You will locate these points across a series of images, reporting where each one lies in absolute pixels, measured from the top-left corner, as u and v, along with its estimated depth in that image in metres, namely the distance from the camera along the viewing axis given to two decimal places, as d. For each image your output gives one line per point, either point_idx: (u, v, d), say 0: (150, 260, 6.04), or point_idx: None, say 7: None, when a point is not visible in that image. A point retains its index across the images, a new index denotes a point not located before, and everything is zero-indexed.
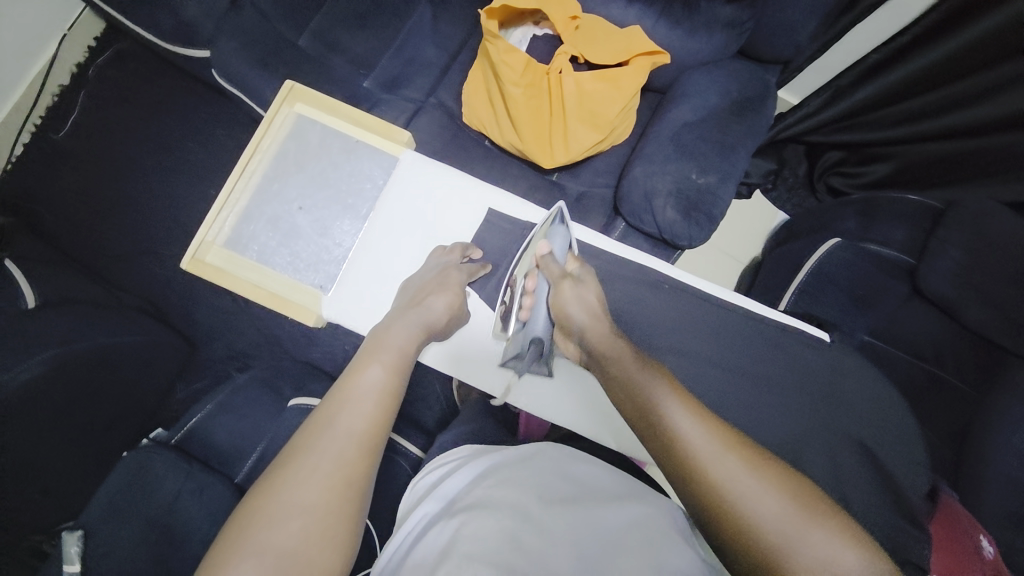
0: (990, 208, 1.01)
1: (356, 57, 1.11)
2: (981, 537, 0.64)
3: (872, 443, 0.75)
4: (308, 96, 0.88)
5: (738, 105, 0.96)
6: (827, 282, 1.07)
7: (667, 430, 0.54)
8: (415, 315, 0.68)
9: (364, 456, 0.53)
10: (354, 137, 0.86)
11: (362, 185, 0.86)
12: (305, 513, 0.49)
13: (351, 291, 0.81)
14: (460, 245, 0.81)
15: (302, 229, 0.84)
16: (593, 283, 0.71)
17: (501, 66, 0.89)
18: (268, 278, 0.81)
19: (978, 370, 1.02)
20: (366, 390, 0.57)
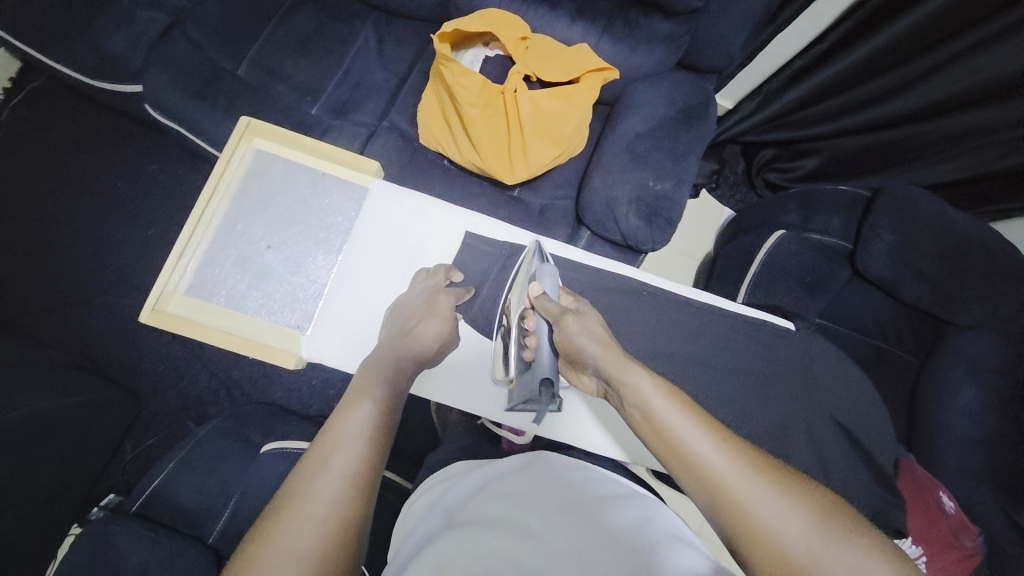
0: (912, 193, 1.10)
1: (299, 83, 1.08)
2: (942, 493, 0.93)
3: (839, 420, 0.81)
4: (266, 130, 0.85)
5: (684, 113, 1.02)
6: (779, 271, 1.13)
7: (686, 451, 0.53)
8: (406, 345, 0.68)
9: (360, 496, 0.50)
10: (321, 169, 0.84)
11: (333, 218, 0.83)
12: (302, 562, 0.45)
13: (331, 329, 0.78)
14: (444, 268, 0.80)
15: (273, 268, 0.80)
16: (593, 314, 0.69)
17: (457, 89, 0.90)
18: (240, 323, 0.77)
19: (917, 340, 1.17)
20: (359, 427, 0.55)
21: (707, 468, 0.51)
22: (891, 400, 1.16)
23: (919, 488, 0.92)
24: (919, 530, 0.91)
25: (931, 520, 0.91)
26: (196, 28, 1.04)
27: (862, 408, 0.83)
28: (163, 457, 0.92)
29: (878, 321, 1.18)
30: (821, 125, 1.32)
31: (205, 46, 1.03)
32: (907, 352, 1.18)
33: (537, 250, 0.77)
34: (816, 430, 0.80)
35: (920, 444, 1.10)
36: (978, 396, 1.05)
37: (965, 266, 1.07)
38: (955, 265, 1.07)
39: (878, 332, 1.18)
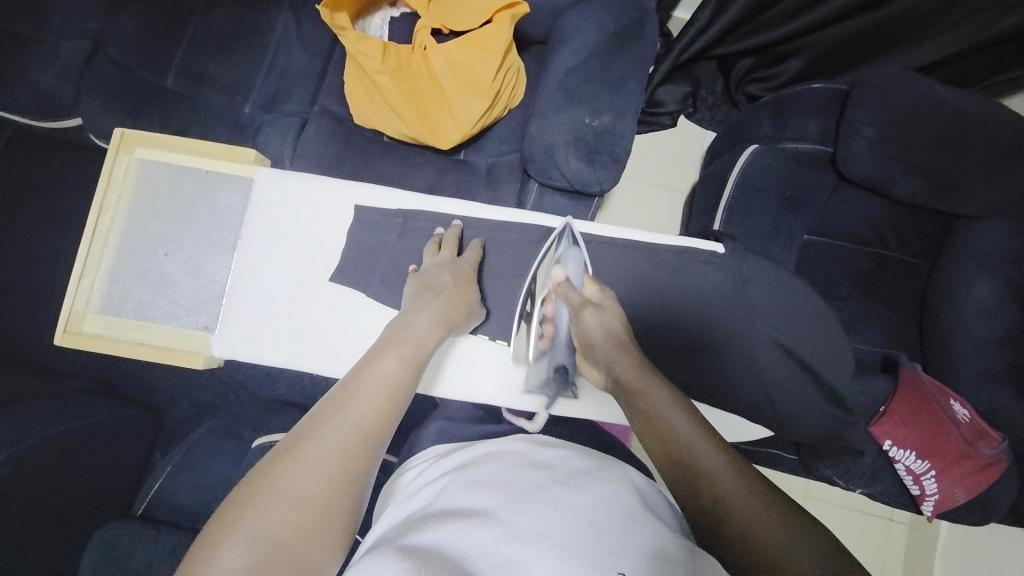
0: (893, 75, 0.98)
1: (228, 84, 1.07)
2: (952, 402, 0.84)
3: (795, 344, 0.77)
4: (145, 138, 0.85)
5: (617, 36, 0.93)
6: (756, 190, 1.04)
7: (696, 472, 0.53)
8: (437, 306, 0.67)
9: (368, 446, 0.51)
10: (202, 168, 0.83)
11: (223, 214, 0.83)
12: (302, 503, 0.46)
13: (235, 324, 0.78)
14: (453, 233, 0.78)
15: (173, 273, 0.81)
16: (615, 308, 0.67)
17: (359, 57, 0.86)
18: (151, 332, 0.80)
19: (920, 241, 1.07)
20: (380, 379, 0.55)
21: (713, 483, 0.52)
22: (898, 310, 1.07)
23: (921, 400, 0.86)
24: (921, 444, 0.86)
25: (933, 432, 0.85)
26: (117, 46, 1.04)
27: (826, 324, 0.78)
28: (158, 467, 1.01)
29: (875, 227, 1.07)
30: (795, 20, 1.20)
31: (127, 63, 1.03)
32: (913, 257, 1.08)
33: (565, 232, 0.78)
34: (780, 355, 0.76)
35: (932, 352, 1.01)
36: (991, 292, 0.95)
37: (962, 149, 0.95)
38: (950, 150, 0.95)
39: (876, 240, 1.08)
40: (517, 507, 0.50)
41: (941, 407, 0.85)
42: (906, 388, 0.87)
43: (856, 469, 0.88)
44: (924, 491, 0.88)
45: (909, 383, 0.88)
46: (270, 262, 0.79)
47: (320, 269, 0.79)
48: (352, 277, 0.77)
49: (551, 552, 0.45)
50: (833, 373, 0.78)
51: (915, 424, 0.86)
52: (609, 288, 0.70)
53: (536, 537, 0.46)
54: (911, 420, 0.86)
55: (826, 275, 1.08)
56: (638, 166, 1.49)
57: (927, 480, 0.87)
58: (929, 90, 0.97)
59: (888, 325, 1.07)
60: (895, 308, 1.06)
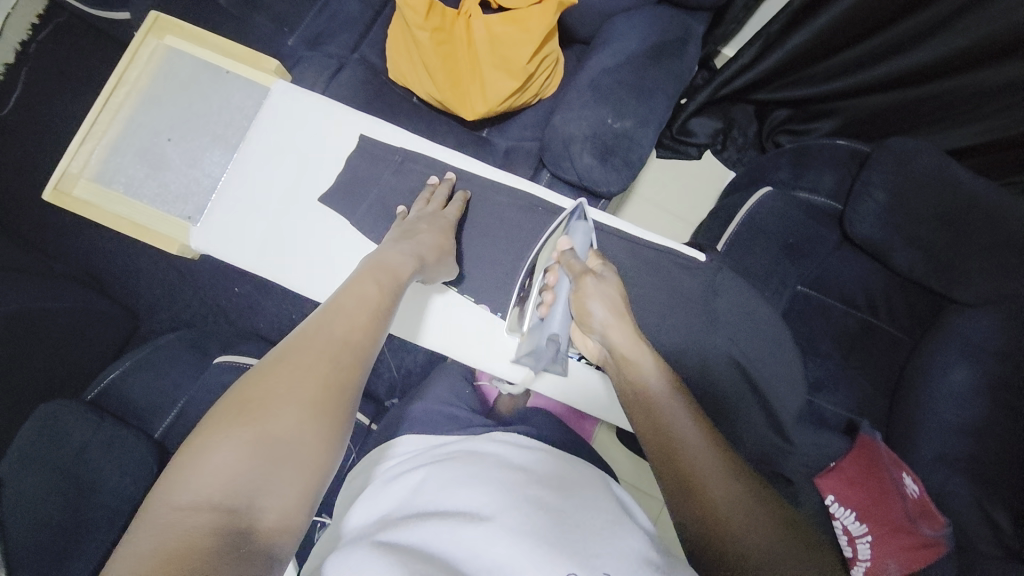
0: (914, 147, 1.00)
1: (278, 15, 1.10)
2: (902, 474, 0.84)
3: (754, 369, 0.77)
4: (177, 28, 0.87)
5: (657, 49, 0.95)
6: (759, 231, 1.06)
7: (681, 448, 0.54)
8: (411, 244, 0.69)
9: (356, 359, 0.51)
10: (224, 67, 0.85)
11: (232, 116, 0.84)
12: (296, 408, 0.45)
13: (218, 221, 0.79)
14: (448, 181, 0.80)
15: (170, 159, 0.83)
16: (615, 280, 0.67)
17: (405, 10, 0.88)
18: (135, 209, 0.81)
19: (910, 317, 1.08)
20: (362, 304, 0.57)
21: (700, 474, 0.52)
22: (875, 380, 1.07)
23: (871, 466, 0.87)
24: (862, 507, 0.86)
25: (878, 499, 0.85)
26: None
27: (789, 362, 0.79)
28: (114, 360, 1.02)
29: (867, 293, 1.08)
30: (836, 80, 1.21)
31: None
32: (900, 331, 1.08)
33: (577, 211, 0.77)
34: (743, 385, 0.77)
35: (898, 426, 1.01)
36: (966, 378, 0.94)
37: (966, 233, 0.97)
38: (954, 232, 0.97)
39: (868, 305, 1.08)
40: (504, 505, 0.52)
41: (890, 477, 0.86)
42: (859, 452, 0.89)
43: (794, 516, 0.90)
44: (857, 554, 0.87)
45: (864, 448, 0.89)
46: (266, 173, 0.80)
47: (311, 188, 0.80)
48: (343, 212, 0.79)
49: (540, 543, 0.47)
50: (791, 417, 0.78)
51: (862, 486, 0.86)
52: (610, 264, 0.71)
53: (521, 530, 0.49)
54: (858, 481, 0.86)
55: (810, 329, 1.08)
56: (656, 190, 1.51)
57: (862, 544, 0.86)
58: (948, 169, 0.98)
59: (863, 392, 1.06)
60: (872, 378, 1.06)
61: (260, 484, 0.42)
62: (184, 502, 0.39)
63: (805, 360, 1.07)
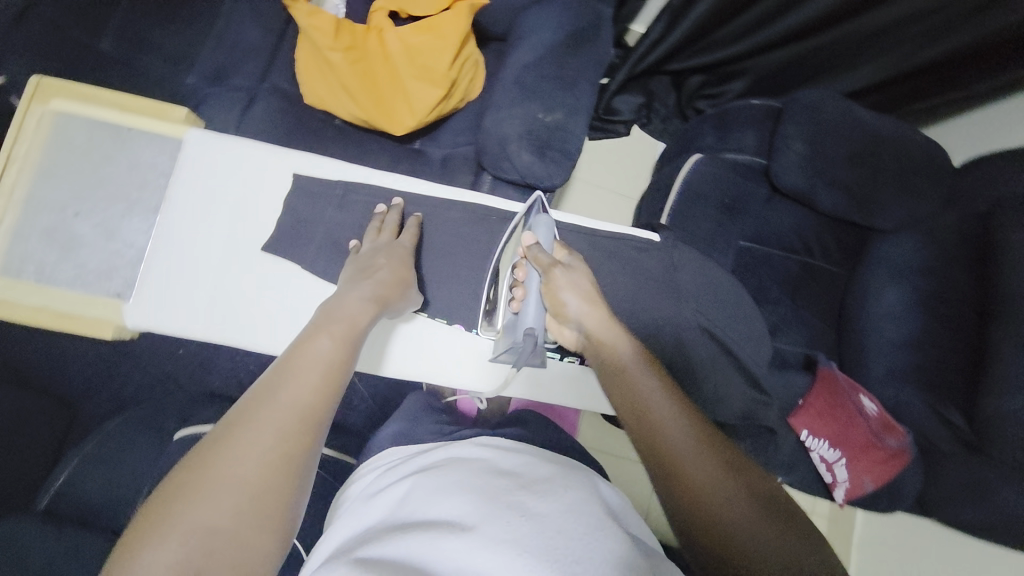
0: (819, 97, 1.07)
1: (170, 53, 1.01)
2: (862, 397, 0.91)
3: (721, 333, 0.81)
4: (62, 90, 0.79)
5: (573, 37, 0.97)
6: (697, 196, 1.11)
7: (656, 420, 0.56)
8: (369, 285, 0.66)
9: (307, 426, 0.49)
10: (126, 125, 0.78)
11: (145, 176, 0.78)
12: (241, 489, 0.44)
13: (154, 293, 0.73)
14: (397, 207, 0.78)
15: (83, 235, 0.75)
16: (582, 268, 0.70)
17: (311, 31, 0.85)
18: (52, 298, 0.73)
19: (841, 251, 1.17)
20: (315, 360, 0.54)
21: (677, 446, 0.53)
22: (821, 314, 1.15)
23: (833, 394, 0.94)
24: (833, 434, 0.94)
25: (845, 425, 0.93)
26: None
27: (748, 317, 0.84)
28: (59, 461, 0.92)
29: (802, 237, 1.16)
30: (741, 42, 1.29)
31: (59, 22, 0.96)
32: (835, 266, 1.17)
33: (534, 207, 0.77)
34: (712, 347, 0.81)
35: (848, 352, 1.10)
36: (899, 297, 1.05)
37: (875, 168, 1.06)
38: (866, 168, 1.05)
39: (804, 248, 1.16)
40: (483, 517, 0.51)
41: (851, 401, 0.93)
42: (823, 383, 0.95)
43: (775, 456, 0.95)
44: (836, 478, 0.95)
45: (826, 378, 0.96)
46: (198, 233, 0.75)
47: (251, 238, 0.76)
48: (287, 254, 0.75)
49: (518, 557, 0.47)
50: (758, 367, 0.83)
51: (829, 415, 0.94)
52: (576, 254, 0.73)
53: (501, 543, 0.48)
54: (826, 411, 0.94)
55: (758, 280, 1.15)
56: (594, 171, 1.54)
57: (838, 467, 0.94)
58: (850, 113, 1.06)
59: (813, 328, 1.15)
60: (818, 313, 1.15)
61: (207, 562, 0.41)
62: None
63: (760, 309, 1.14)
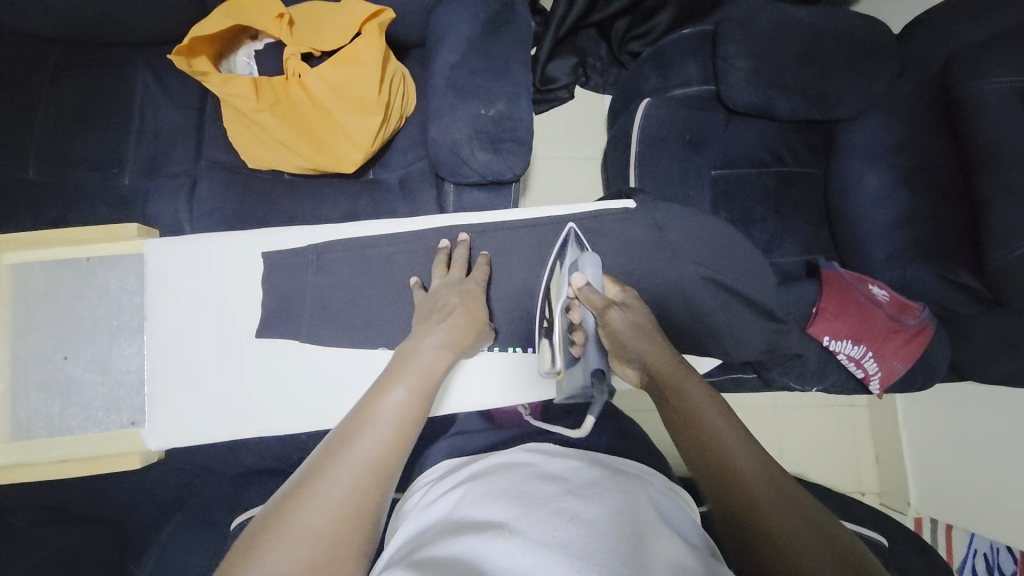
0: (747, 8, 1.06)
1: (98, 160, 0.98)
2: (867, 283, 0.92)
3: (721, 275, 0.82)
4: (11, 240, 0.75)
5: (491, 24, 0.94)
6: (659, 141, 1.10)
7: (693, 411, 0.61)
8: (445, 331, 0.66)
9: (381, 478, 0.51)
10: (84, 256, 0.75)
11: (118, 300, 0.75)
12: (320, 538, 0.46)
13: (165, 409, 0.73)
14: (463, 242, 0.78)
15: (80, 376, 0.74)
16: (639, 307, 0.72)
17: (231, 99, 0.82)
18: (70, 445, 0.72)
19: (811, 151, 1.17)
20: (388, 412, 0.56)
21: (710, 434, 0.58)
22: (809, 218, 1.16)
23: (844, 292, 0.94)
24: (856, 330, 0.93)
25: (862, 318, 0.93)
26: None
27: (742, 250, 0.83)
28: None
29: (770, 148, 1.15)
30: None
31: None
32: (809, 167, 1.17)
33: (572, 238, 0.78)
34: (712, 288, 0.82)
35: (846, 245, 1.10)
36: (880, 180, 1.04)
37: (822, 61, 1.04)
38: (814, 63, 1.04)
39: (774, 159, 1.16)
40: (537, 521, 0.52)
41: (859, 292, 0.93)
42: (829, 284, 0.95)
43: (803, 367, 0.94)
44: (868, 372, 0.95)
45: (830, 280, 0.96)
46: (189, 338, 0.74)
47: (241, 327, 0.75)
48: (281, 328, 0.74)
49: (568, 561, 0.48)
50: (764, 294, 0.83)
51: (842, 312, 0.93)
52: (628, 292, 0.75)
53: (555, 547, 0.49)
54: (837, 308, 0.93)
55: (739, 203, 1.15)
56: (549, 143, 1.52)
57: (867, 361, 0.94)
58: (782, 14, 1.05)
59: (805, 233, 1.15)
60: (806, 217, 1.15)
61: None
62: None
63: (749, 231, 1.14)
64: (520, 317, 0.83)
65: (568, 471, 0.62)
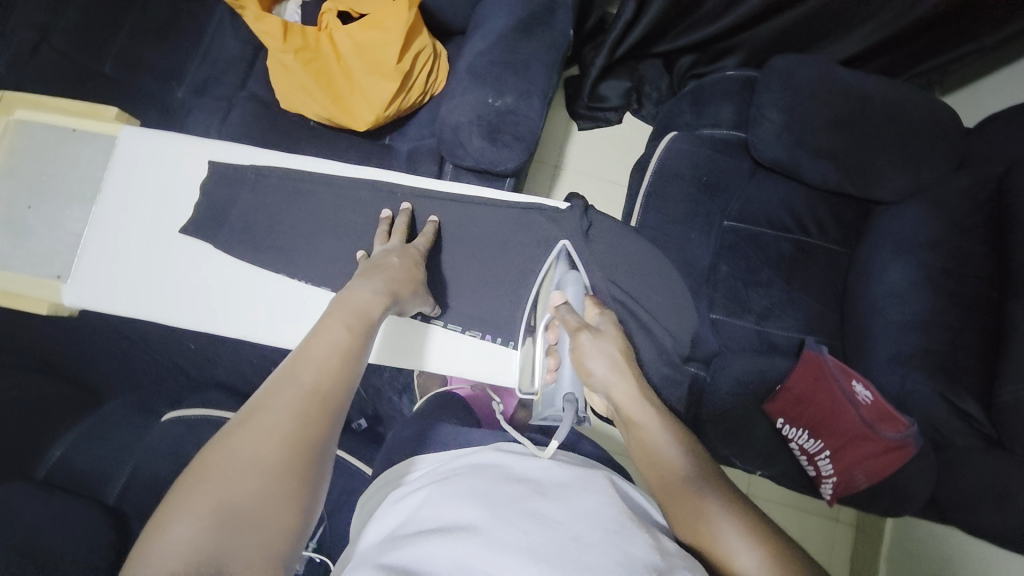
0: (795, 60, 1.01)
1: (163, 71, 1.11)
2: (853, 381, 0.84)
3: (639, 302, 0.83)
4: (25, 100, 0.88)
5: (525, 22, 0.96)
6: (672, 176, 1.06)
7: (689, 504, 0.56)
8: (382, 279, 0.67)
9: (326, 407, 0.50)
10: (70, 126, 0.85)
11: (89, 172, 0.84)
12: (264, 468, 0.44)
13: (90, 274, 0.79)
14: (406, 212, 0.81)
15: (30, 224, 0.82)
16: (612, 332, 0.72)
17: (261, 35, 0.89)
18: (6, 279, 0.80)
19: (842, 228, 1.07)
20: (332, 347, 0.55)
21: (708, 532, 0.54)
22: (822, 297, 1.05)
23: (817, 381, 0.87)
24: (828, 425, 0.87)
25: (830, 413, 0.86)
26: None
27: (671, 287, 0.86)
28: (56, 438, 0.95)
29: (794, 213, 1.07)
30: (723, 18, 1.23)
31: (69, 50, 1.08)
32: (834, 244, 1.07)
33: (561, 255, 0.82)
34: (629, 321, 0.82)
35: (852, 336, 1.00)
36: (905, 274, 0.93)
37: (866, 133, 0.97)
38: (854, 132, 0.97)
39: (797, 225, 1.07)
40: (498, 523, 0.47)
41: (839, 391, 0.85)
42: (807, 367, 0.88)
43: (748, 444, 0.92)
44: (820, 471, 0.90)
45: (810, 363, 0.88)
46: (131, 219, 0.81)
47: (174, 222, 0.81)
48: (239, 245, 0.80)
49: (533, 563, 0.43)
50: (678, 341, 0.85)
51: (817, 403, 0.87)
52: (607, 312, 0.75)
53: (515, 550, 0.44)
54: (813, 398, 0.87)
55: (746, 261, 1.06)
56: (584, 159, 1.50)
57: (821, 460, 0.89)
58: (831, 75, 0.99)
59: (811, 312, 1.05)
60: (819, 294, 1.05)
61: (224, 559, 0.40)
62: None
63: (750, 292, 1.04)
64: (462, 303, 0.83)
65: (529, 465, 0.59)
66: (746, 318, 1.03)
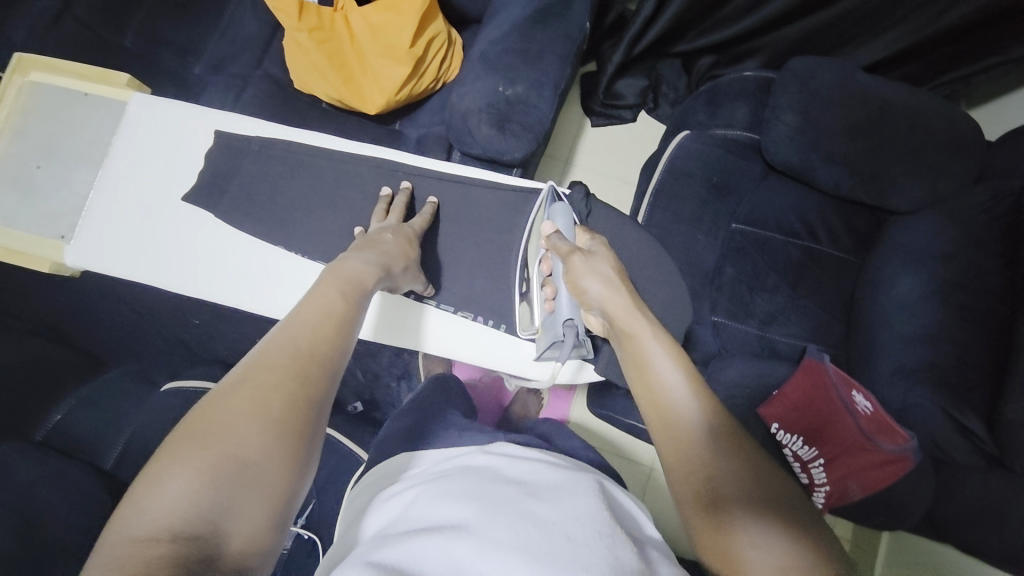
0: (813, 62, 0.99)
1: (182, 46, 1.13)
2: (855, 390, 0.83)
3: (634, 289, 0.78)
4: (43, 63, 0.90)
5: (541, 12, 0.96)
6: (681, 175, 1.05)
7: (677, 423, 0.54)
8: (374, 253, 0.67)
9: (324, 370, 0.49)
10: (82, 90, 0.88)
11: (101, 137, 0.87)
12: (264, 424, 0.43)
13: (91, 237, 0.80)
14: (405, 190, 0.81)
15: (41, 185, 0.85)
16: (604, 253, 0.71)
17: (277, 13, 0.90)
18: (12, 237, 0.82)
19: (854, 237, 1.05)
20: (327, 315, 0.54)
21: (692, 447, 0.52)
22: (829, 306, 1.03)
23: (816, 387, 0.86)
24: (821, 430, 0.87)
25: (825, 418, 0.86)
26: None
27: (669, 281, 0.81)
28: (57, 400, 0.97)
29: (805, 219, 1.04)
30: (748, 17, 1.21)
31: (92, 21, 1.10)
32: (845, 253, 1.05)
33: (548, 196, 0.81)
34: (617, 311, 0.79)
35: (856, 347, 0.97)
36: (914, 286, 0.91)
37: (884, 140, 0.94)
38: (870, 138, 0.95)
39: (807, 232, 1.05)
40: (491, 523, 0.47)
41: (841, 400, 0.84)
42: (808, 373, 0.87)
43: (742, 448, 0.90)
44: (813, 480, 0.88)
45: (811, 370, 0.87)
46: (134, 185, 0.82)
47: (174, 189, 0.82)
48: (241, 219, 0.81)
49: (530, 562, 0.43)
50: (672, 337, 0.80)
51: (815, 409, 0.86)
52: (599, 237, 0.74)
53: (509, 548, 0.44)
54: (814, 406, 0.86)
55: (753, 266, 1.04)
56: (595, 156, 1.49)
57: (815, 467, 0.88)
58: (850, 79, 0.97)
59: (818, 321, 1.03)
60: (826, 303, 1.03)
61: (222, 516, 0.38)
62: (144, 534, 0.36)
63: (755, 297, 1.02)
64: (459, 289, 0.83)
65: (524, 467, 0.58)
66: (749, 323, 1.01)
